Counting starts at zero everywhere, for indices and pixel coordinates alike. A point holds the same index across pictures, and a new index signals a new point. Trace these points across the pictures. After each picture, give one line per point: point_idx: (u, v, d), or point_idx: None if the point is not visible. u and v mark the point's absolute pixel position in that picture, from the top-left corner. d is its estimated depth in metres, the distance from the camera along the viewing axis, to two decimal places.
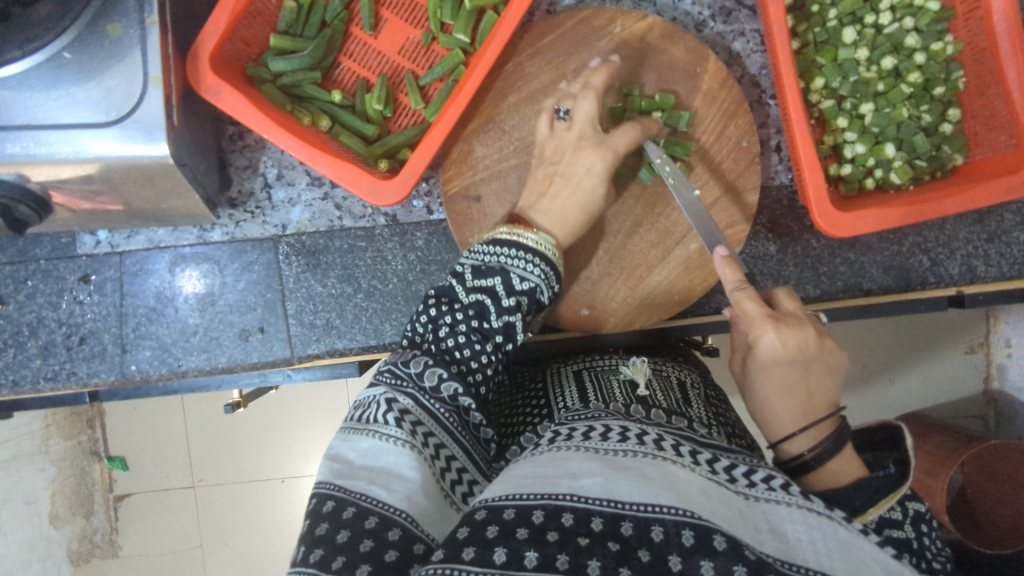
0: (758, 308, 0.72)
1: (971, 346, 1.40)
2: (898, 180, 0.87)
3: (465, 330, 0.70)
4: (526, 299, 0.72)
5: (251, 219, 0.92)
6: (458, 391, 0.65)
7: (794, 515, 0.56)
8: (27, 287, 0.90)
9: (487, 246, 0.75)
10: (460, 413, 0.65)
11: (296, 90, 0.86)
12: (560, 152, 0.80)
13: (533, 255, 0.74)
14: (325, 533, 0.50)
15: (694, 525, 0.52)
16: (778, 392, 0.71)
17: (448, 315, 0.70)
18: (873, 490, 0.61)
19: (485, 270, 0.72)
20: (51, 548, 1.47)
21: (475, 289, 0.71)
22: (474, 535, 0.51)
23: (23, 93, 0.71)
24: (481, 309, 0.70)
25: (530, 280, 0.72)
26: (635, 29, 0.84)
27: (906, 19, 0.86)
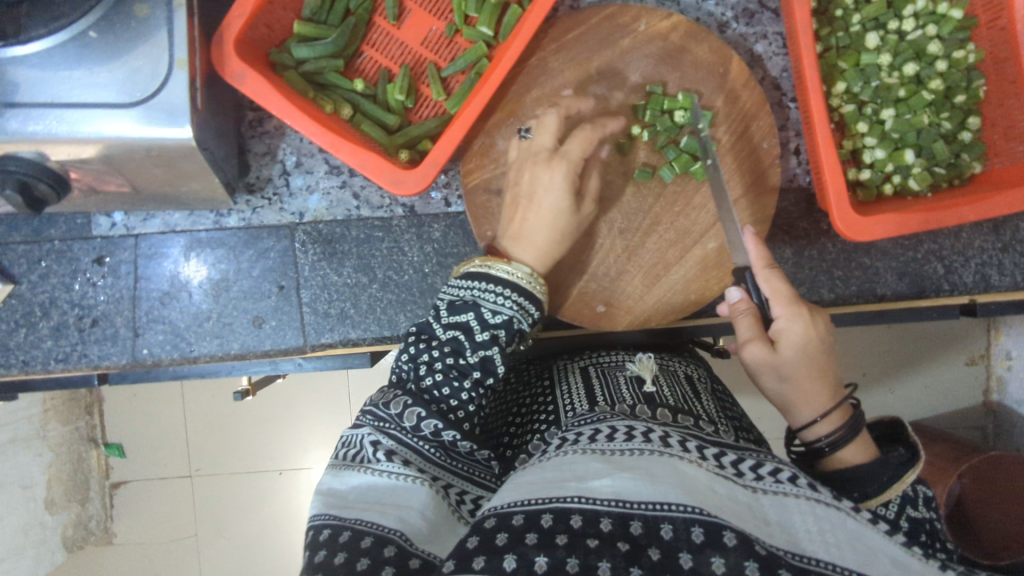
0: (785, 289, 0.73)
1: (972, 358, 1.41)
2: (916, 187, 0.88)
3: (442, 367, 0.69)
4: (502, 332, 0.71)
5: (268, 205, 0.92)
6: (439, 427, 0.66)
7: (803, 506, 0.56)
8: (40, 267, 0.89)
9: (460, 281, 0.73)
10: (444, 447, 0.66)
11: (319, 77, 0.86)
12: (520, 173, 0.80)
13: (505, 287, 0.72)
14: (323, 558, 0.50)
15: (705, 522, 0.52)
16: (810, 372, 0.71)
17: (426, 353, 0.70)
18: (894, 467, 0.65)
19: (458, 306, 0.71)
20: (46, 533, 1.46)
21: (450, 325, 0.71)
22: (484, 542, 0.52)
23: (47, 71, 0.70)
24: (457, 346, 0.69)
25: (503, 313, 0.70)
26: (659, 27, 0.84)
27: (928, 26, 0.86)
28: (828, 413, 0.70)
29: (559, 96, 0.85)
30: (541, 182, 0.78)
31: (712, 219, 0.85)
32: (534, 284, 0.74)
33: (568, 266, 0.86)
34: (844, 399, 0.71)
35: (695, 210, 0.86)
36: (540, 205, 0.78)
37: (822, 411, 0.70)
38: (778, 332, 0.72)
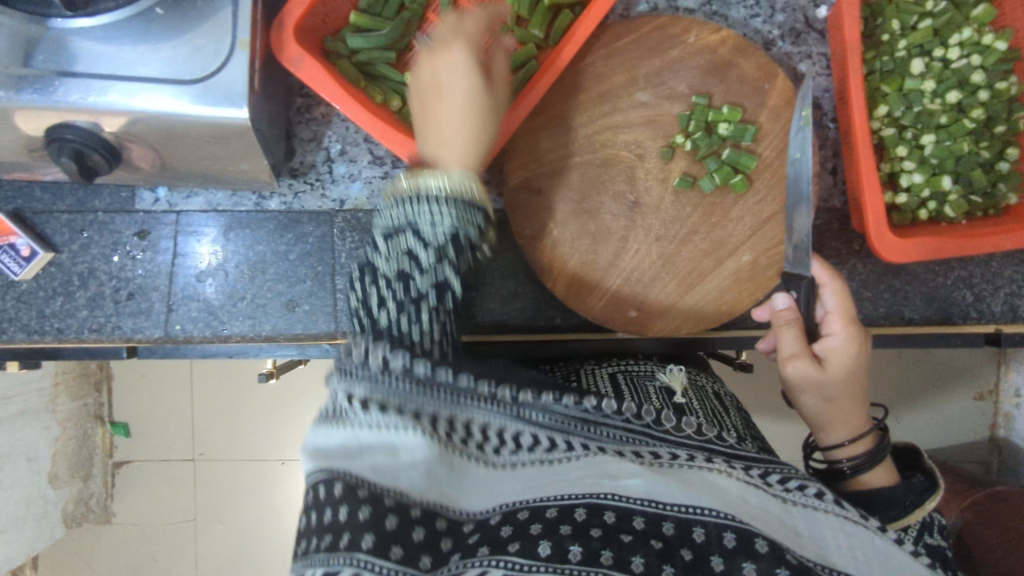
0: (849, 307, 0.74)
1: (980, 393, 1.40)
2: (952, 214, 0.89)
3: (395, 298, 0.60)
4: (448, 247, 0.61)
5: (310, 191, 0.93)
6: (412, 363, 0.56)
7: (832, 522, 0.59)
8: (82, 237, 0.90)
9: (394, 201, 0.63)
10: (426, 382, 0.56)
11: (370, 67, 0.88)
12: (420, 70, 0.77)
13: (443, 197, 0.61)
14: (330, 518, 0.50)
15: (737, 528, 0.56)
16: (850, 394, 0.72)
17: (371, 288, 0.61)
18: (917, 493, 0.69)
19: (394, 229, 0.62)
20: (48, 508, 1.44)
21: (389, 253, 0.62)
22: (518, 531, 0.54)
23: (112, 45, 0.72)
24: (403, 275, 0.60)
25: (443, 225, 0.60)
26: (708, 41, 0.85)
27: (973, 56, 0.87)
28: (860, 437, 0.72)
29: (606, 101, 0.86)
30: (450, 69, 0.75)
31: (748, 232, 0.86)
32: (471, 184, 0.63)
33: (605, 270, 0.87)
34: (874, 426, 0.72)
35: (732, 221, 0.86)
36: (448, 90, 0.74)
37: (856, 432, 0.72)
38: (827, 350, 0.72)
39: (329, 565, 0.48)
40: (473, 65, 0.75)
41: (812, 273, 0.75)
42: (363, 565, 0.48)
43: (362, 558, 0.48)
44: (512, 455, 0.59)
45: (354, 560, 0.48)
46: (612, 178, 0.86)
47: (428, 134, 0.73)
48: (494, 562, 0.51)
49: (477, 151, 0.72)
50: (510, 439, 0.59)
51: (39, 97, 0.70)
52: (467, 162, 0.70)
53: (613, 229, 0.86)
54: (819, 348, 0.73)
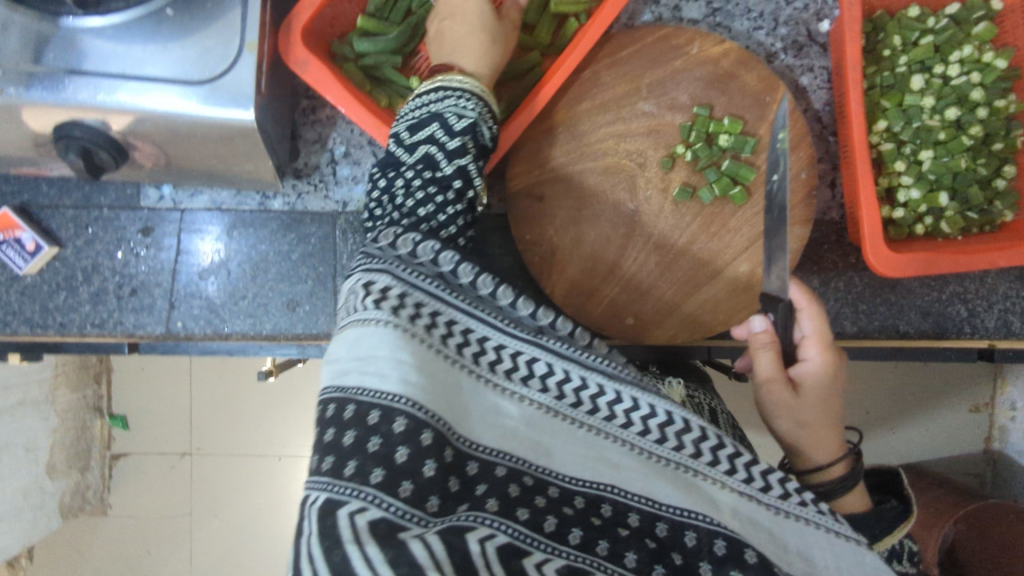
0: (826, 332, 0.74)
1: (976, 406, 1.41)
2: (948, 230, 0.89)
3: (422, 182, 0.70)
4: (469, 138, 0.73)
5: (313, 192, 0.93)
6: (434, 246, 0.64)
7: (823, 538, 0.61)
8: (86, 233, 0.91)
9: (419, 101, 0.76)
10: (444, 279, 0.63)
11: (377, 71, 0.89)
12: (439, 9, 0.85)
13: (463, 92, 0.75)
14: (333, 438, 0.52)
15: (728, 536, 0.57)
16: (825, 418, 0.73)
17: (399, 178, 0.71)
18: (886, 522, 0.71)
19: (420, 122, 0.73)
20: (45, 498, 1.43)
21: (415, 146, 0.72)
22: (524, 496, 0.55)
23: (121, 44, 0.73)
24: (429, 162, 0.71)
25: (466, 115, 0.73)
26: (711, 52, 0.86)
27: (973, 73, 0.88)
28: (834, 462, 0.72)
29: (609, 109, 0.87)
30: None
31: (746, 243, 0.87)
32: (481, 88, 0.77)
33: (603, 277, 0.88)
34: (851, 449, 0.73)
35: (731, 231, 0.87)
36: (463, 16, 0.82)
37: (831, 458, 0.73)
38: (803, 374, 0.73)
39: (334, 492, 0.49)
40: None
41: (791, 296, 0.75)
42: (373, 502, 0.48)
43: (370, 493, 0.49)
44: (524, 384, 0.61)
45: (362, 494, 0.48)
46: (612, 186, 0.87)
47: (442, 51, 0.82)
48: (501, 527, 0.51)
49: (490, 60, 0.80)
50: (522, 366, 0.61)
51: (48, 95, 0.71)
52: (478, 68, 0.79)
53: (612, 237, 0.87)
54: (794, 372, 0.74)
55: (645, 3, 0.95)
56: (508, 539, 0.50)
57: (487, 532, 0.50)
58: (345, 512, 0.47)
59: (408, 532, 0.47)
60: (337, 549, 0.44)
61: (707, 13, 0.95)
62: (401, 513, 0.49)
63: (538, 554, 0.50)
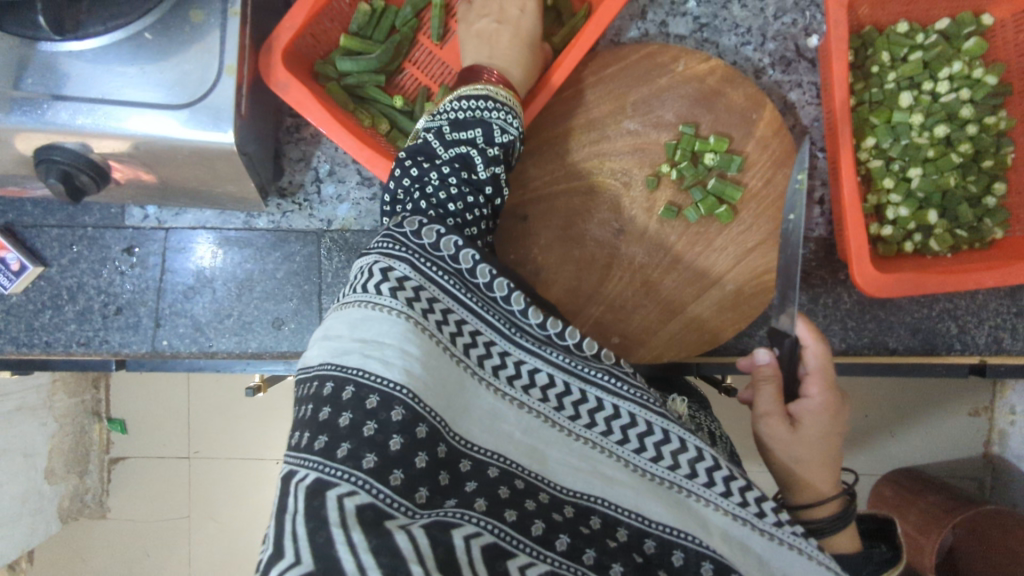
0: (829, 371, 0.72)
1: (976, 409, 1.40)
2: (937, 248, 0.88)
3: (457, 181, 0.68)
4: (504, 152, 0.72)
5: (298, 210, 0.93)
6: (459, 243, 0.63)
7: (810, 568, 0.58)
8: (71, 252, 0.91)
9: (462, 102, 0.73)
10: (462, 278, 0.63)
11: (358, 90, 0.88)
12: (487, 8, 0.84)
13: (505, 105, 0.73)
14: (328, 418, 0.52)
15: (716, 560, 0.56)
16: (821, 458, 0.71)
17: (433, 171, 0.68)
18: (875, 565, 0.66)
19: (463, 122, 0.71)
20: (43, 502, 1.45)
21: (454, 143, 0.69)
22: (514, 498, 0.54)
23: (99, 67, 0.72)
24: (466, 162, 0.69)
25: (509, 133, 0.72)
26: (697, 69, 0.85)
27: (962, 89, 0.87)
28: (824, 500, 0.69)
29: (593, 129, 0.86)
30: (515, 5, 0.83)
31: (732, 262, 0.86)
32: (520, 108, 0.76)
33: (588, 296, 0.87)
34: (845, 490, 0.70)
35: (716, 250, 0.86)
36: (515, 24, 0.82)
37: (821, 497, 0.70)
38: (801, 411, 0.72)
39: (324, 473, 0.48)
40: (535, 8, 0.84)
41: (796, 331, 0.74)
42: (362, 486, 0.48)
43: (360, 477, 0.49)
44: (524, 392, 0.60)
45: (352, 478, 0.48)
46: (597, 205, 0.86)
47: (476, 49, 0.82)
48: (487, 526, 0.51)
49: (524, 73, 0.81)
50: (524, 374, 0.61)
51: (28, 120, 0.71)
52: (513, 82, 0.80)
53: (597, 256, 0.87)
54: (793, 408, 0.72)
55: (631, 18, 0.94)
56: (494, 539, 0.50)
57: (472, 529, 0.50)
58: (333, 494, 0.47)
59: (393, 522, 0.47)
60: (322, 530, 0.43)
61: (694, 28, 0.94)
62: (389, 501, 0.49)
63: (522, 558, 0.50)
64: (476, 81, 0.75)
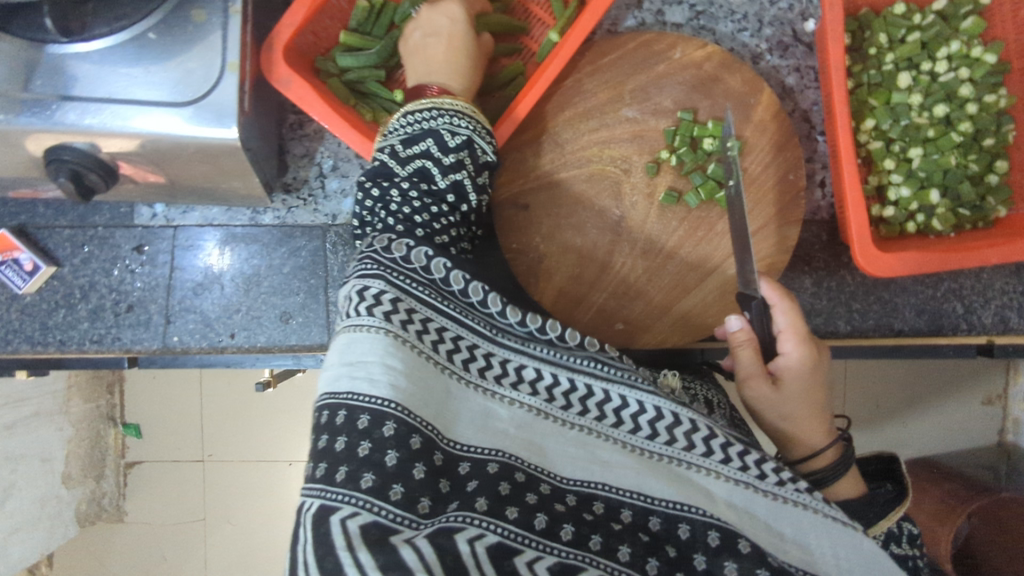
0: (801, 325, 0.73)
1: (988, 398, 1.38)
2: (939, 228, 0.89)
3: (417, 195, 0.69)
4: (465, 152, 0.72)
5: (303, 206, 0.95)
6: (430, 253, 0.64)
7: (819, 523, 0.58)
8: (83, 252, 0.93)
9: (410, 117, 0.73)
10: (435, 287, 0.63)
11: (360, 85, 0.90)
12: (423, 18, 0.84)
13: (455, 111, 0.74)
14: (326, 444, 0.52)
15: (722, 527, 0.55)
16: (810, 410, 0.73)
17: (394, 188, 0.69)
18: (879, 507, 0.70)
19: (414, 137, 0.71)
20: (62, 507, 1.47)
21: (410, 158, 0.70)
22: (515, 496, 0.54)
23: (106, 68, 0.74)
24: (425, 175, 0.70)
25: (461, 133, 0.72)
26: (694, 56, 0.86)
27: (961, 69, 0.87)
28: (823, 451, 0.73)
29: (591, 117, 0.87)
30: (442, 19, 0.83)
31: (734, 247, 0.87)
32: (471, 108, 0.75)
33: (590, 283, 0.88)
34: (839, 436, 0.74)
35: (718, 235, 0.87)
36: (445, 33, 0.82)
37: (815, 447, 0.73)
38: (781, 369, 0.73)
39: (327, 499, 0.49)
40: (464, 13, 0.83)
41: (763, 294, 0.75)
42: (364, 506, 0.48)
43: (361, 498, 0.49)
44: (514, 389, 0.61)
45: (354, 499, 0.49)
46: (598, 193, 0.87)
47: (418, 67, 0.83)
48: (490, 526, 0.51)
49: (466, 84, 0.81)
50: (511, 372, 0.62)
51: (37, 121, 0.73)
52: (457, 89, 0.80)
53: (598, 244, 0.87)
54: (773, 366, 0.73)
55: (628, 8, 0.95)
56: (498, 539, 0.50)
57: (475, 532, 0.50)
58: (338, 518, 0.47)
59: (399, 536, 0.47)
60: (330, 555, 0.44)
61: (691, 16, 0.94)
62: (394, 517, 0.49)
63: (530, 553, 0.50)
64: (420, 98, 0.76)
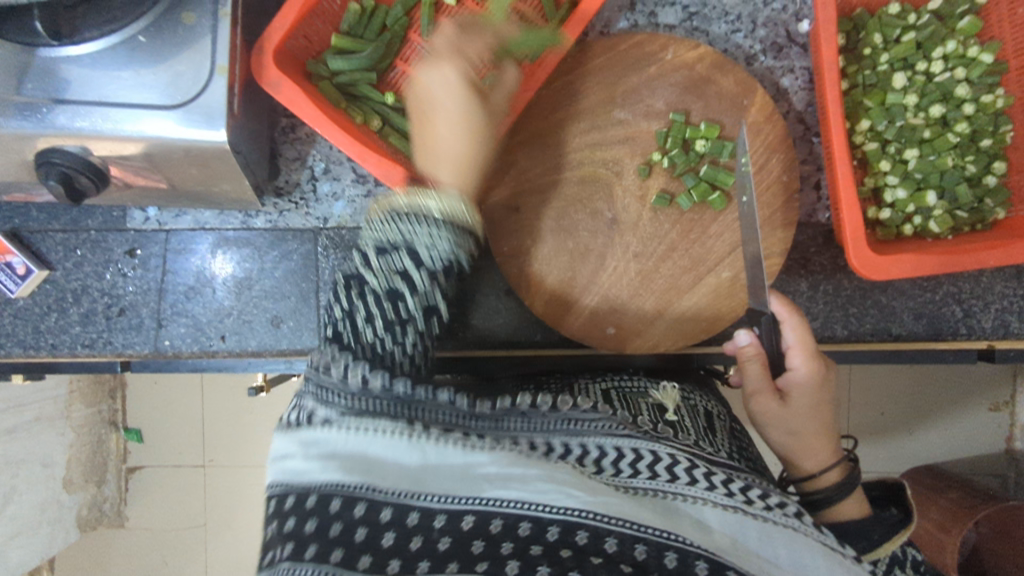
0: (811, 341, 0.72)
1: (995, 405, 1.36)
2: (937, 230, 0.87)
3: (383, 319, 0.59)
4: (443, 271, 0.60)
5: (295, 209, 0.95)
6: (388, 381, 0.55)
7: (809, 545, 0.57)
8: (75, 255, 0.94)
9: (390, 214, 0.61)
10: (399, 400, 0.55)
11: (351, 88, 0.90)
12: (426, 88, 0.73)
13: (435, 219, 0.60)
14: (293, 529, 0.49)
15: (711, 559, 0.52)
16: (815, 425, 0.73)
17: (360, 307, 0.59)
18: (884, 530, 0.71)
19: (390, 245, 0.60)
20: (62, 513, 1.46)
21: (381, 273, 0.59)
22: (488, 548, 0.49)
23: (95, 71, 0.74)
24: (395, 295, 0.59)
25: (439, 252, 0.59)
26: (686, 57, 0.85)
27: (957, 69, 0.86)
28: (830, 468, 0.73)
29: (583, 119, 0.86)
30: (443, 79, 0.72)
31: (727, 249, 0.86)
32: (463, 207, 0.62)
33: (582, 286, 0.87)
34: (845, 456, 0.73)
35: (711, 238, 0.86)
36: (447, 115, 0.71)
37: (823, 465, 0.73)
38: (789, 384, 0.73)
39: None
40: (464, 82, 0.72)
41: (772, 310, 0.74)
42: None
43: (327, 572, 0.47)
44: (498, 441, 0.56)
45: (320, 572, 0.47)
46: (589, 195, 0.86)
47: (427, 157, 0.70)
48: None
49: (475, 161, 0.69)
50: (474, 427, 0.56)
51: (28, 124, 0.73)
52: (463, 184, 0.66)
53: (591, 247, 0.87)
54: (781, 382, 0.73)
55: (620, 10, 0.94)
56: None
57: None
58: None
59: None
60: None
61: (684, 17, 0.94)
62: None
63: None
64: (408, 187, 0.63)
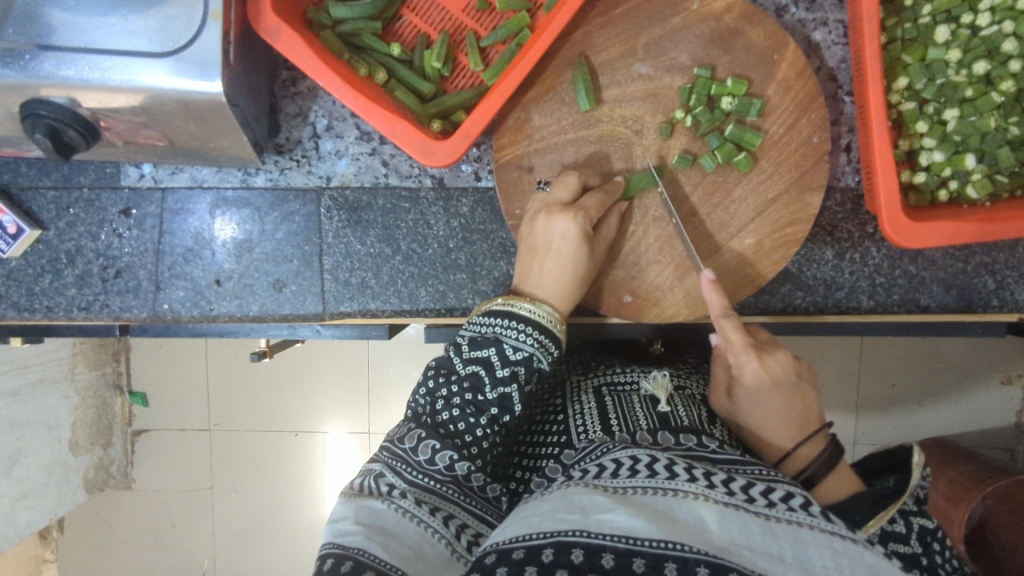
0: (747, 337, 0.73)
1: (1009, 377, 1.33)
2: (974, 196, 0.83)
3: (460, 402, 0.68)
4: (522, 369, 0.69)
5: (296, 167, 0.91)
6: (453, 460, 0.64)
7: (819, 539, 0.49)
8: (68, 214, 0.90)
9: (484, 320, 0.73)
10: (459, 483, 0.65)
11: (355, 39, 0.85)
12: (533, 224, 0.80)
13: (526, 324, 0.71)
14: None
15: (712, 563, 0.47)
16: (767, 415, 0.74)
17: (445, 387, 0.69)
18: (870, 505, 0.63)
19: (481, 341, 0.70)
20: (68, 474, 1.45)
21: (471, 360, 0.69)
22: None
23: (81, 15, 0.68)
24: (476, 384, 0.68)
25: (524, 350, 0.69)
26: (713, 7, 0.79)
27: (1005, 22, 0.79)
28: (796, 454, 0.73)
29: (601, 74, 0.81)
30: (562, 232, 0.76)
31: (751, 214, 0.82)
32: (554, 323, 0.73)
33: None
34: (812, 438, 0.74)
35: (735, 202, 0.82)
36: (558, 254, 0.77)
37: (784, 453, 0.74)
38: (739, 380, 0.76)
39: None
40: (580, 231, 0.76)
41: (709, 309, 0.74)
42: None
43: None
44: None
45: None
46: (608, 155, 0.82)
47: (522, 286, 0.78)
48: None
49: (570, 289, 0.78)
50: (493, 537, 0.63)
51: (10, 71, 0.68)
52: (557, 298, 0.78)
53: None
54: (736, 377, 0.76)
55: None
56: None
57: None
58: None
59: None
60: None
61: None
62: None
63: None
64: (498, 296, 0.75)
